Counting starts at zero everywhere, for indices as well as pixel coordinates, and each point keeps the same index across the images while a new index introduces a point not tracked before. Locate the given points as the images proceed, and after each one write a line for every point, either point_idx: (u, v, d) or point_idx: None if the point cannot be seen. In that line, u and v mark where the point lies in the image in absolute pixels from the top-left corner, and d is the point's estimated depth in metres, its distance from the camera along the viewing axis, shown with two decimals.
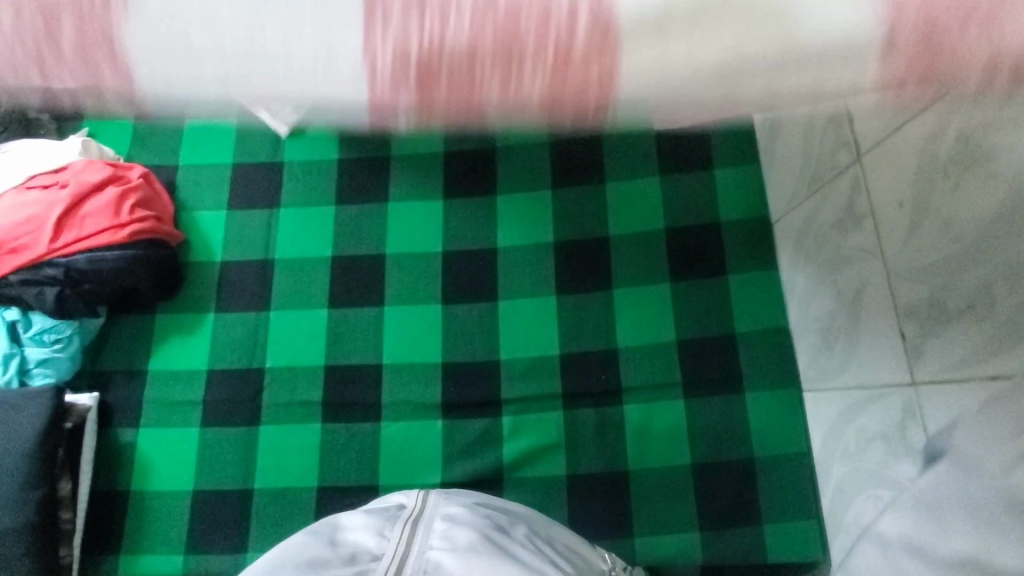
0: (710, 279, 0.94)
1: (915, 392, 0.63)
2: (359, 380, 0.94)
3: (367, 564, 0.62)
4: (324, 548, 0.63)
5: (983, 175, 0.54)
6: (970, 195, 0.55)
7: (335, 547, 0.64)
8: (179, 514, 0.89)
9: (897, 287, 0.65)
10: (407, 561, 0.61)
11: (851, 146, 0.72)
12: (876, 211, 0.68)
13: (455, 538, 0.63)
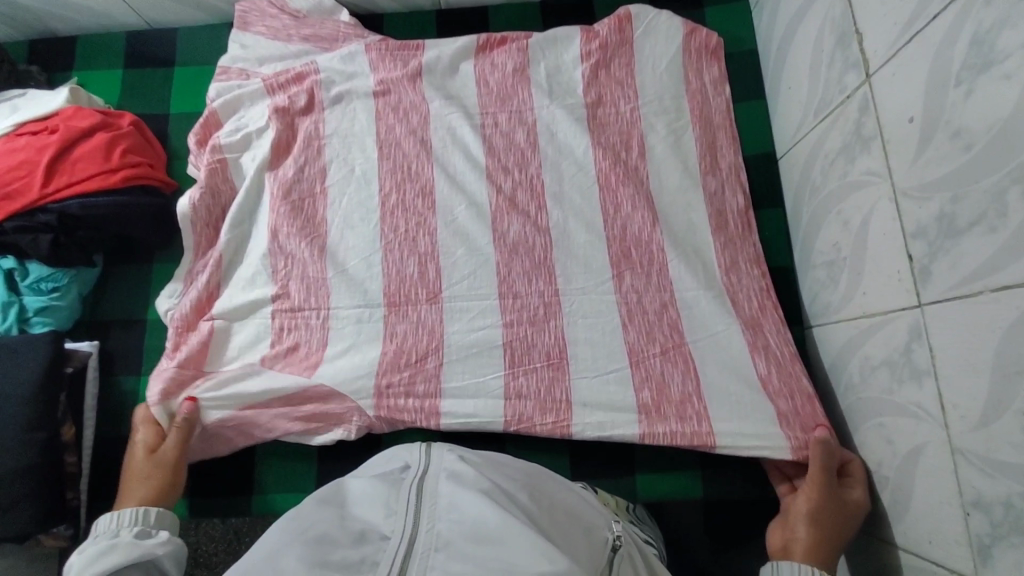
0: None
1: (921, 313, 0.62)
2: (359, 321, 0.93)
3: (378, 545, 0.55)
4: (333, 526, 0.56)
5: (997, 78, 0.51)
6: (983, 101, 0.52)
7: (345, 524, 0.57)
8: None
9: (904, 207, 0.64)
10: (419, 537, 0.55)
11: (860, 66, 0.69)
12: (885, 130, 0.66)
13: (466, 507, 0.58)
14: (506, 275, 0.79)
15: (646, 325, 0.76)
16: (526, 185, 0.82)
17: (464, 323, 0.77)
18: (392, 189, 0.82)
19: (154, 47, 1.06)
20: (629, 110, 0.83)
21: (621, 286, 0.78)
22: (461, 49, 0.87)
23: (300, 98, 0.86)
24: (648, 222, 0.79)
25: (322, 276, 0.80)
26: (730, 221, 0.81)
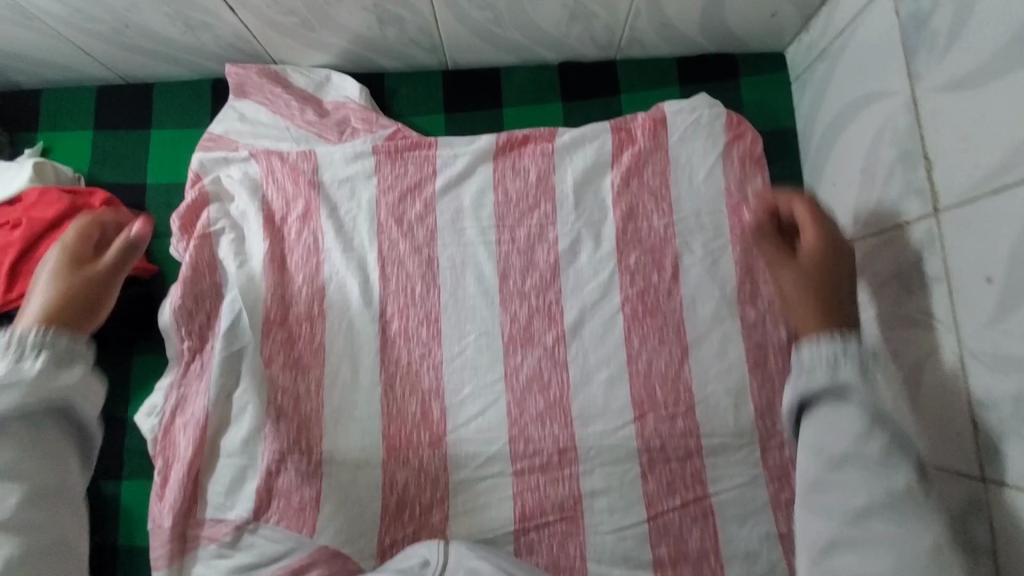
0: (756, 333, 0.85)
1: (986, 488, 0.56)
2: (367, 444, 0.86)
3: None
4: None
5: None
6: None
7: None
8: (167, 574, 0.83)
9: (974, 369, 0.57)
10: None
11: (926, 196, 0.62)
12: (952, 277, 0.59)
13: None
14: (518, 416, 0.84)
15: (656, 447, 0.82)
16: (543, 308, 0.86)
17: (481, 441, 0.84)
18: (396, 314, 0.87)
19: (128, 106, 0.96)
20: (663, 224, 0.86)
21: (643, 431, 0.82)
22: (482, 160, 0.90)
23: (297, 207, 0.88)
24: (675, 357, 0.84)
25: (318, 413, 0.84)
26: (769, 358, 0.83)
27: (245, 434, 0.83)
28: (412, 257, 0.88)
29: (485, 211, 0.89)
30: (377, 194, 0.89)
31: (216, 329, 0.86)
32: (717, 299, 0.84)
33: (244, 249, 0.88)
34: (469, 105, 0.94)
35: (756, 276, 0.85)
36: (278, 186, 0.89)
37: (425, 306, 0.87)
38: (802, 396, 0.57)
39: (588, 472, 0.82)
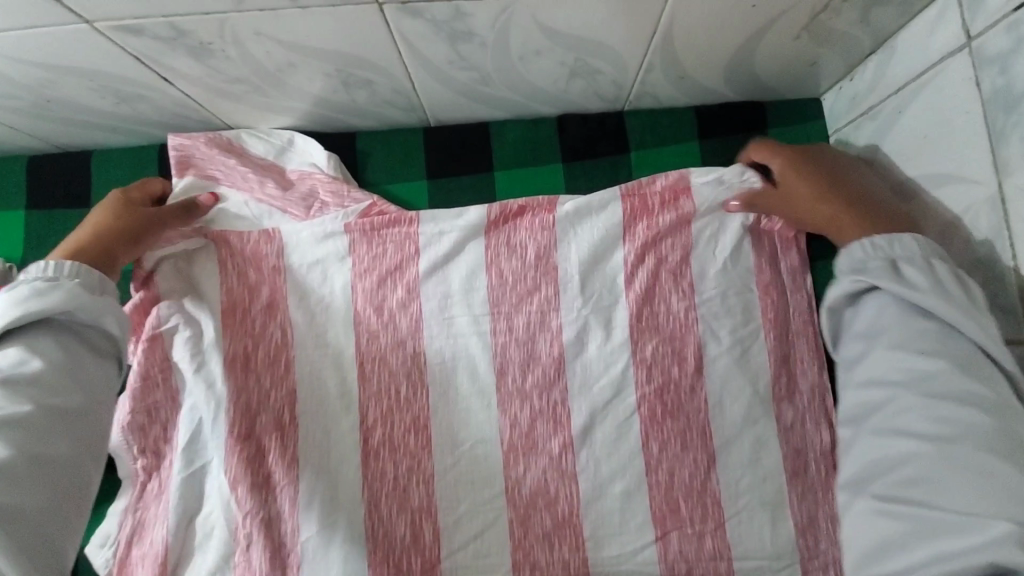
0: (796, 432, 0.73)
1: None
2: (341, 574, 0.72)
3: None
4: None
5: None
6: None
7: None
8: None
9: None
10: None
11: None
12: None
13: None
14: (522, 536, 0.73)
15: (680, 572, 0.72)
16: (547, 409, 0.74)
17: (483, 569, 0.73)
18: (377, 421, 0.75)
19: (65, 179, 0.84)
20: (683, 307, 0.74)
21: (666, 550, 0.72)
22: (471, 236, 0.77)
23: (262, 295, 0.76)
24: (701, 464, 0.72)
25: (290, 539, 0.72)
26: (810, 464, 0.73)
27: (211, 568, 0.72)
28: (396, 351, 0.76)
29: (477, 296, 0.76)
30: (353, 278, 0.77)
31: (174, 443, 0.76)
32: (748, 396, 0.73)
33: (199, 350, 0.75)
34: (455, 169, 0.81)
35: (793, 366, 0.74)
36: (240, 274, 0.76)
37: (411, 410, 0.75)
38: (853, 291, 0.61)
39: None
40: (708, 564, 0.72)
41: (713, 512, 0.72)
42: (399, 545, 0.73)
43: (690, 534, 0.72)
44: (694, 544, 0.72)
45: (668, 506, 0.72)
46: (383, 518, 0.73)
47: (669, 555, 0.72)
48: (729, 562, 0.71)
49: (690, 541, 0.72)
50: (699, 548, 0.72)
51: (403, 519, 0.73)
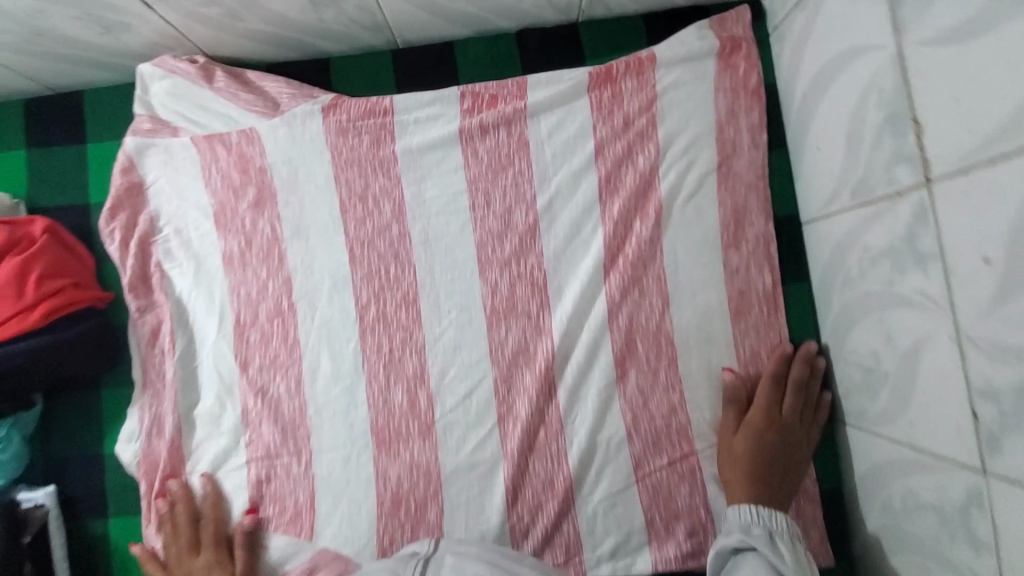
0: (750, 279, 0.80)
1: (986, 483, 0.53)
2: (343, 430, 0.81)
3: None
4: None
5: None
6: None
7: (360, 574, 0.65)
8: None
9: (969, 357, 0.53)
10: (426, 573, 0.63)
11: (915, 163, 0.56)
12: (946, 254, 0.54)
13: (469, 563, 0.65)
14: (505, 393, 0.80)
15: (641, 424, 0.79)
16: (526, 274, 0.82)
17: (471, 432, 0.80)
18: (371, 300, 0.83)
19: (59, 118, 0.88)
20: (648, 165, 0.82)
21: (626, 389, 0.80)
22: (446, 132, 0.83)
23: (247, 195, 0.84)
24: (657, 308, 0.81)
25: (300, 414, 0.82)
26: (752, 303, 0.80)
27: (225, 445, 0.81)
28: (382, 234, 0.84)
29: (456, 178, 0.84)
30: (336, 171, 0.84)
31: (163, 345, 0.84)
32: (699, 272, 0.81)
33: (192, 254, 0.85)
34: (430, 82, 0.86)
35: (741, 220, 0.81)
36: (224, 178, 0.85)
37: (401, 287, 0.83)
38: (733, 547, 0.70)
39: (581, 447, 0.79)
40: (663, 413, 0.79)
41: (665, 367, 0.80)
42: (395, 409, 0.81)
43: (651, 387, 0.80)
44: (651, 391, 0.80)
45: (631, 352, 0.81)
46: (380, 387, 0.82)
47: (623, 400, 0.80)
48: (681, 417, 0.79)
49: (652, 392, 0.80)
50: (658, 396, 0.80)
51: (398, 390, 0.81)
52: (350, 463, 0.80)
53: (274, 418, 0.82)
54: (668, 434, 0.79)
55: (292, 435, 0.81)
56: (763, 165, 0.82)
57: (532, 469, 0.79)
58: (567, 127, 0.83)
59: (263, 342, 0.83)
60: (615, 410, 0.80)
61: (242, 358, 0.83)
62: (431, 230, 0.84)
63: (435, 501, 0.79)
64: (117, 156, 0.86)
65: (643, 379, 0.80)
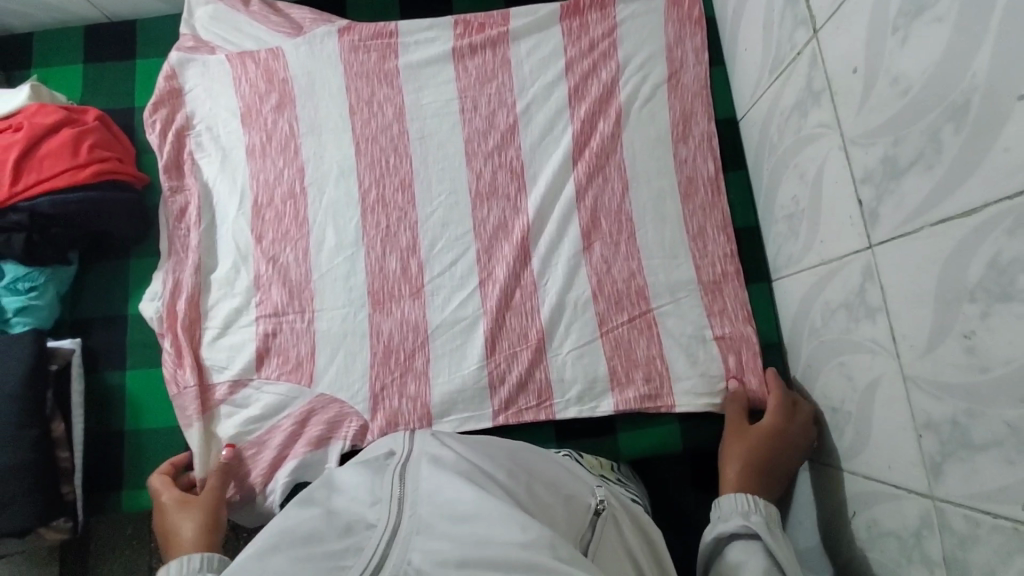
0: (698, 167, 0.95)
1: (872, 255, 0.65)
2: (343, 294, 0.92)
3: (364, 533, 0.52)
4: (320, 519, 0.53)
5: (942, 5, 0.52)
6: (932, 30, 0.54)
7: (332, 515, 0.54)
8: (146, 450, 0.91)
9: (853, 155, 0.67)
10: (402, 521, 0.52)
11: (809, 23, 0.73)
12: (832, 82, 0.69)
13: (446, 489, 0.56)
14: (487, 260, 0.93)
15: (606, 286, 0.90)
16: (506, 164, 0.96)
17: (458, 293, 0.92)
18: (372, 185, 0.96)
19: (115, 41, 1.05)
20: (610, 77, 0.97)
21: (591, 258, 0.92)
22: (441, 51, 1.00)
23: (271, 100, 0.98)
24: (618, 191, 0.93)
25: (306, 279, 0.93)
26: (699, 187, 0.94)
27: (239, 304, 0.92)
28: (384, 132, 0.98)
29: (448, 88, 0.99)
30: (347, 82, 0.99)
31: (190, 220, 0.97)
32: (656, 162, 0.94)
33: (220, 148, 0.98)
34: (423, 11, 1.07)
35: (689, 121, 0.96)
36: (251, 86, 0.98)
37: (399, 174, 0.96)
38: (731, 532, 0.71)
39: (553, 302, 0.90)
40: (628, 277, 0.90)
41: (627, 238, 0.92)
42: (390, 275, 0.92)
43: (615, 255, 0.91)
44: (616, 257, 0.91)
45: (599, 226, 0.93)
46: (377, 257, 0.93)
47: (591, 265, 0.91)
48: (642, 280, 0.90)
49: (616, 260, 0.91)
50: (622, 263, 0.91)
51: (393, 258, 0.93)
52: (348, 319, 0.91)
53: (282, 281, 0.92)
54: (630, 293, 0.90)
55: (298, 296, 0.92)
56: (706, 78, 0.98)
57: (508, 324, 0.90)
58: (543, 48, 1.00)
59: (278, 219, 0.95)
60: (583, 275, 0.91)
61: (258, 232, 0.94)
62: (426, 129, 0.98)
63: (421, 350, 0.90)
64: (162, 69, 1.02)
65: (607, 248, 0.92)
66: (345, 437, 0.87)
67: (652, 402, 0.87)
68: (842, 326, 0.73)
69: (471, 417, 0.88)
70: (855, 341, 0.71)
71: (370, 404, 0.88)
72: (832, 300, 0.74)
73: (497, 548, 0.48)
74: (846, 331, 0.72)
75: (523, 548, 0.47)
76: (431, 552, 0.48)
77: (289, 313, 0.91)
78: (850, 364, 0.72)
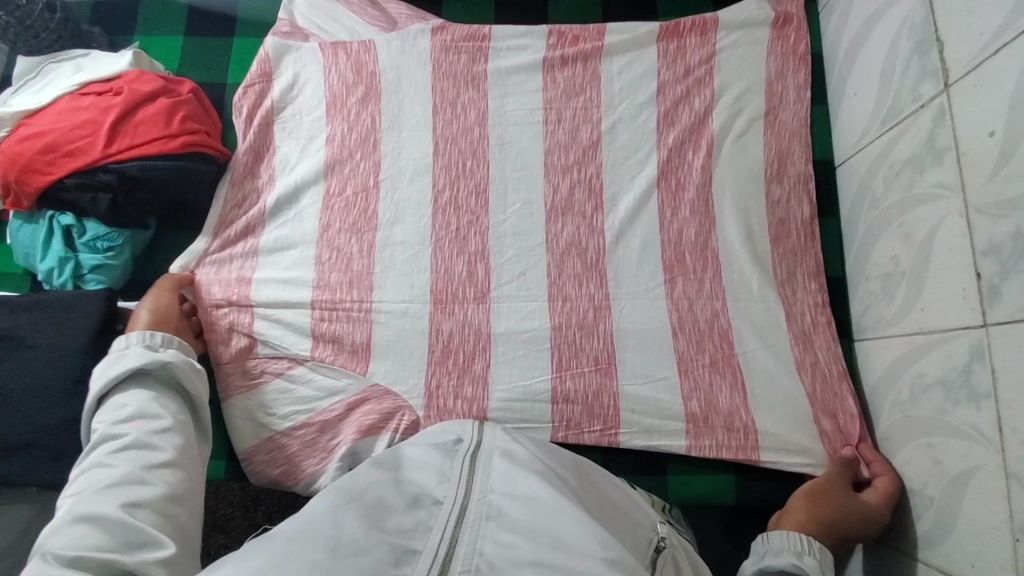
0: (789, 210, 0.90)
1: (986, 334, 0.60)
2: (407, 291, 0.91)
3: (431, 509, 0.52)
4: (389, 488, 0.54)
5: None
6: None
7: (400, 485, 0.55)
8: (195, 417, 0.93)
9: (976, 223, 0.62)
10: (471, 504, 0.52)
11: (939, 75, 0.68)
12: (960, 142, 0.64)
13: (519, 481, 0.55)
14: (557, 277, 0.90)
15: (675, 320, 0.87)
16: (585, 181, 0.93)
17: (521, 305, 0.90)
18: (446, 185, 0.94)
19: (215, 17, 1.08)
20: (703, 107, 0.94)
21: (673, 292, 0.88)
22: (532, 60, 0.98)
23: (357, 90, 0.98)
24: (700, 224, 0.90)
25: (371, 271, 0.92)
26: (791, 231, 0.90)
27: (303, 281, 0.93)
28: (464, 134, 0.96)
29: (535, 97, 0.97)
30: (434, 81, 0.98)
31: (267, 199, 0.97)
32: (742, 197, 0.90)
33: (303, 132, 0.99)
34: (519, 17, 1.07)
35: (785, 160, 0.92)
36: (339, 75, 0.99)
37: (475, 178, 0.95)
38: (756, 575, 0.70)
39: (619, 328, 0.87)
40: (700, 314, 0.87)
41: (705, 273, 0.88)
42: (456, 277, 0.91)
43: (690, 288, 0.88)
44: (689, 292, 0.88)
45: (677, 257, 0.89)
46: (445, 257, 0.92)
47: (661, 297, 0.88)
48: (715, 319, 0.86)
49: (689, 294, 0.88)
50: (696, 299, 0.87)
51: (460, 261, 0.92)
52: (411, 317, 0.90)
53: (349, 270, 0.92)
54: (701, 332, 0.86)
55: (364, 286, 0.91)
56: (806, 118, 0.93)
57: (570, 346, 0.88)
58: (636, 66, 0.96)
59: (352, 208, 0.94)
60: (654, 305, 0.88)
61: (329, 219, 0.94)
62: (507, 137, 0.96)
63: (479, 358, 0.88)
64: (258, 52, 1.03)
65: (680, 281, 0.88)
66: (396, 428, 0.86)
67: (733, 453, 0.82)
68: (937, 403, 0.67)
69: (530, 428, 0.86)
70: (950, 422, 0.65)
71: (424, 401, 0.87)
72: (928, 374, 0.69)
73: (576, 555, 0.47)
74: (942, 411, 0.67)
75: (603, 562, 0.46)
76: (502, 545, 0.48)
77: (343, 301, 0.91)
78: (941, 446, 0.67)
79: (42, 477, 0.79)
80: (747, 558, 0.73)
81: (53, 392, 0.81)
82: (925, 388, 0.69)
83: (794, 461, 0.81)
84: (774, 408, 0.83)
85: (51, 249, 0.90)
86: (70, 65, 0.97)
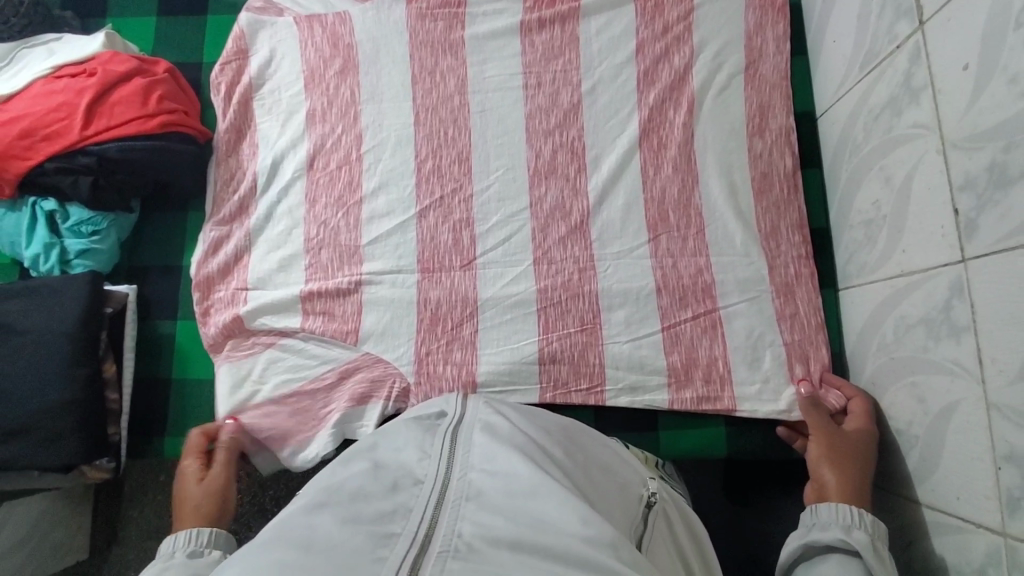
0: (771, 163, 0.90)
1: (964, 269, 0.61)
2: (394, 261, 0.91)
3: (411, 490, 0.53)
4: (368, 476, 0.54)
5: None
6: None
7: (379, 471, 0.55)
8: (186, 397, 0.94)
9: (953, 159, 0.62)
10: (450, 485, 0.53)
11: (914, 13, 0.67)
12: (936, 79, 0.64)
13: (499, 459, 0.56)
14: (542, 242, 0.90)
15: (660, 277, 0.87)
16: (567, 144, 0.93)
17: (506, 271, 0.90)
18: (428, 155, 0.94)
19: None
20: (683, 63, 0.93)
21: (657, 250, 0.88)
22: (509, 24, 0.97)
23: (334, 64, 0.97)
24: (683, 181, 0.90)
25: (356, 244, 0.92)
26: (774, 183, 0.90)
27: (287, 253, 0.93)
28: (444, 103, 0.95)
29: (514, 62, 0.96)
30: (411, 50, 0.97)
31: (253, 168, 0.98)
32: (723, 152, 0.90)
33: (281, 109, 0.98)
34: None
35: (766, 113, 0.91)
36: (316, 49, 0.98)
37: (457, 146, 0.94)
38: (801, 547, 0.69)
39: (606, 288, 0.88)
40: (685, 271, 0.87)
41: (688, 230, 0.88)
42: (441, 246, 0.91)
43: (673, 245, 0.88)
44: (673, 249, 0.88)
45: (660, 215, 0.89)
46: (430, 227, 0.92)
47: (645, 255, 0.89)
48: (699, 275, 0.87)
49: (673, 252, 0.88)
50: (679, 256, 0.88)
51: (445, 229, 0.92)
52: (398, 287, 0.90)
53: (335, 244, 0.93)
54: (687, 288, 0.87)
55: (350, 259, 0.92)
56: (787, 71, 0.93)
57: (556, 309, 0.88)
58: (614, 25, 0.95)
59: (334, 182, 0.94)
60: (639, 264, 0.88)
61: (313, 193, 0.94)
62: (488, 103, 0.95)
63: (467, 325, 0.89)
64: (232, 30, 1.02)
65: (664, 239, 0.89)
66: (388, 396, 0.87)
67: (712, 405, 0.84)
68: (921, 343, 0.68)
69: (517, 389, 0.87)
70: (933, 359, 0.66)
71: (415, 367, 0.88)
72: (910, 316, 0.70)
73: (555, 535, 0.48)
74: (925, 350, 0.67)
75: (580, 543, 0.47)
76: (481, 524, 0.48)
77: (335, 274, 0.92)
78: (925, 383, 0.68)
79: (43, 459, 0.80)
80: (794, 531, 0.71)
81: (46, 376, 0.82)
82: (908, 329, 0.70)
83: (781, 410, 0.82)
84: (759, 360, 0.84)
85: (34, 235, 0.90)
86: (42, 49, 0.96)
